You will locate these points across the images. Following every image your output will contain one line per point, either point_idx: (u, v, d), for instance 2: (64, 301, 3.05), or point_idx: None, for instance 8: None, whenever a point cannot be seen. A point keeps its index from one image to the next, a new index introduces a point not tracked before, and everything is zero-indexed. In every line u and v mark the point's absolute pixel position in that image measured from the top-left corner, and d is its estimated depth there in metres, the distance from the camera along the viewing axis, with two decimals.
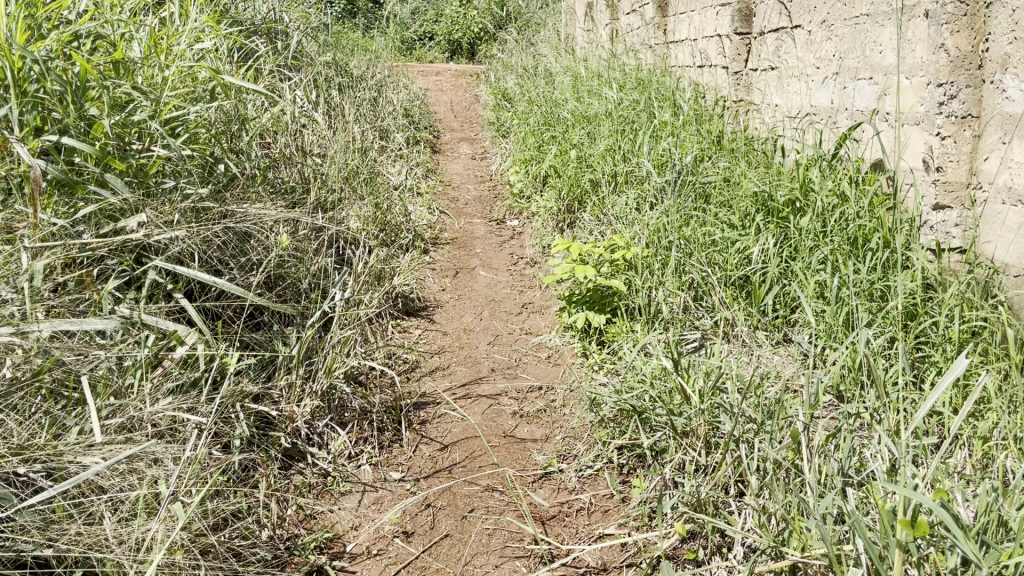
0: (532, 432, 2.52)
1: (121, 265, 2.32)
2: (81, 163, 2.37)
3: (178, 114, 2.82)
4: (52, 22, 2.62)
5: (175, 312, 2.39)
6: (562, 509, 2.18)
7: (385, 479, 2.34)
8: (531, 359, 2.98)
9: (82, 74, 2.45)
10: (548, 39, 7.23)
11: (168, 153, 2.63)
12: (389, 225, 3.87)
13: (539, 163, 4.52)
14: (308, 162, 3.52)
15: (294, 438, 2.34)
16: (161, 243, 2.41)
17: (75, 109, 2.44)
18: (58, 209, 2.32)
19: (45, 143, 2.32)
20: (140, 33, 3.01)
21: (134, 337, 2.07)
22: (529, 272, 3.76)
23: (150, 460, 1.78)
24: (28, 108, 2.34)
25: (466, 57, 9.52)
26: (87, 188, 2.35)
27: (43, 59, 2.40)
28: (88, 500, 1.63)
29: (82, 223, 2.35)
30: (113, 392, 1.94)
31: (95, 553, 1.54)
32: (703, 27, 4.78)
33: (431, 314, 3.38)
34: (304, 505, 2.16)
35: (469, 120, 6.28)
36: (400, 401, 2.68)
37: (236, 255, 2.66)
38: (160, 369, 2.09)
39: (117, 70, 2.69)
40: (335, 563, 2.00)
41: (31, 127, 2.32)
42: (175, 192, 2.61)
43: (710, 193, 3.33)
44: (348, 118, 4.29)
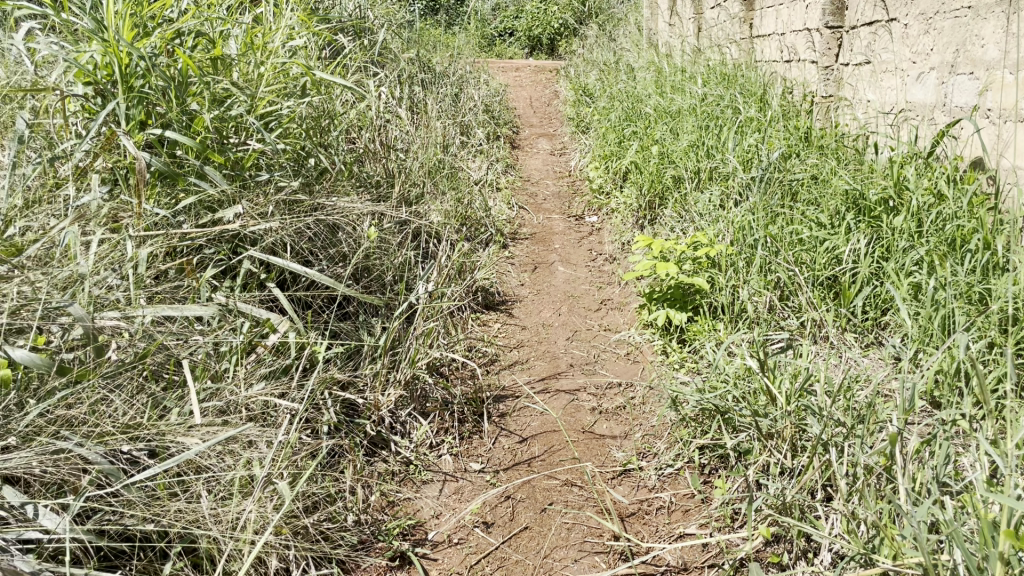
0: (612, 428, 2.52)
1: (218, 254, 2.43)
2: (182, 156, 2.48)
3: (272, 110, 2.91)
4: (157, 20, 2.74)
5: (267, 300, 2.48)
6: (642, 507, 2.17)
7: (465, 469, 2.37)
8: (610, 356, 2.97)
9: (184, 70, 2.55)
10: (629, 34, 7.17)
11: (262, 147, 2.72)
12: (470, 219, 3.92)
13: (620, 159, 4.49)
14: (393, 156, 3.59)
15: (379, 426, 2.39)
16: (257, 235, 2.51)
17: (177, 104, 2.55)
18: (160, 200, 2.43)
19: (149, 137, 2.43)
20: (236, 31, 3.12)
21: (230, 324, 2.16)
22: (609, 269, 3.74)
23: (245, 443, 1.84)
24: (134, 102, 2.47)
25: (546, 53, 9.53)
26: (188, 180, 2.46)
27: (149, 56, 2.51)
28: (188, 480, 1.70)
29: (183, 213, 2.46)
30: (210, 377, 2.02)
31: (195, 530, 1.60)
32: (792, 21, 4.67)
33: (511, 309, 3.40)
34: (387, 492, 2.21)
35: (549, 115, 6.29)
36: (481, 393, 2.71)
37: (326, 246, 2.74)
38: (253, 356, 2.19)
39: (215, 66, 2.80)
40: (418, 549, 2.04)
41: (136, 121, 2.45)
42: (269, 185, 2.70)
43: (797, 190, 3.26)
44: (431, 114, 4.35)
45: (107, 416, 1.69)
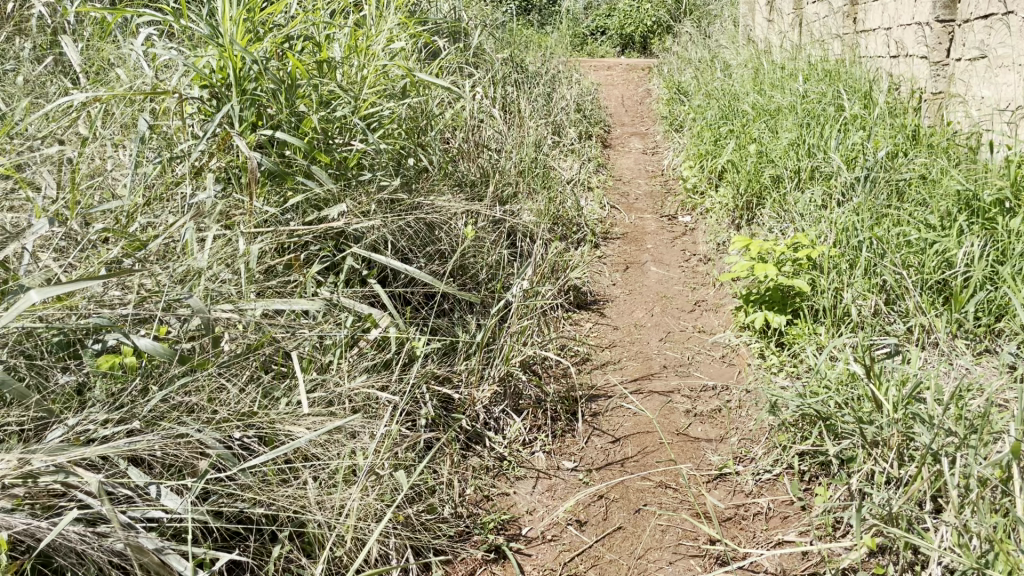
0: (707, 431, 2.49)
1: (323, 251, 2.52)
2: (291, 156, 2.59)
3: (374, 111, 3.00)
4: (268, 25, 2.86)
5: (368, 296, 2.56)
6: (739, 511, 2.14)
7: (558, 467, 2.38)
8: (704, 358, 2.93)
9: (294, 73, 2.66)
10: (724, 30, 7.03)
11: (365, 147, 2.80)
12: (563, 219, 3.92)
13: (716, 158, 4.42)
14: (487, 156, 3.63)
15: (474, 422, 2.43)
16: (359, 232, 2.59)
17: (287, 106, 2.66)
18: (270, 198, 2.55)
19: (260, 138, 2.55)
20: (340, 34, 3.22)
21: (334, 318, 2.23)
22: (703, 270, 3.69)
23: (349, 434, 1.90)
24: (247, 105, 2.59)
25: (639, 51, 9.43)
26: (296, 179, 2.56)
27: (262, 60, 2.63)
28: (295, 467, 1.76)
29: (291, 211, 2.57)
30: (315, 369, 2.10)
31: (301, 515, 1.66)
32: (900, 15, 4.50)
33: (604, 308, 3.40)
34: (482, 486, 2.25)
35: (641, 114, 6.23)
36: (574, 392, 2.71)
37: (425, 244, 2.81)
38: (356, 349, 2.25)
39: (321, 69, 2.90)
40: (512, 544, 2.07)
41: (249, 122, 2.56)
42: (371, 184, 2.78)
43: (904, 190, 3.14)
44: (524, 114, 4.38)
45: (221, 404, 1.76)
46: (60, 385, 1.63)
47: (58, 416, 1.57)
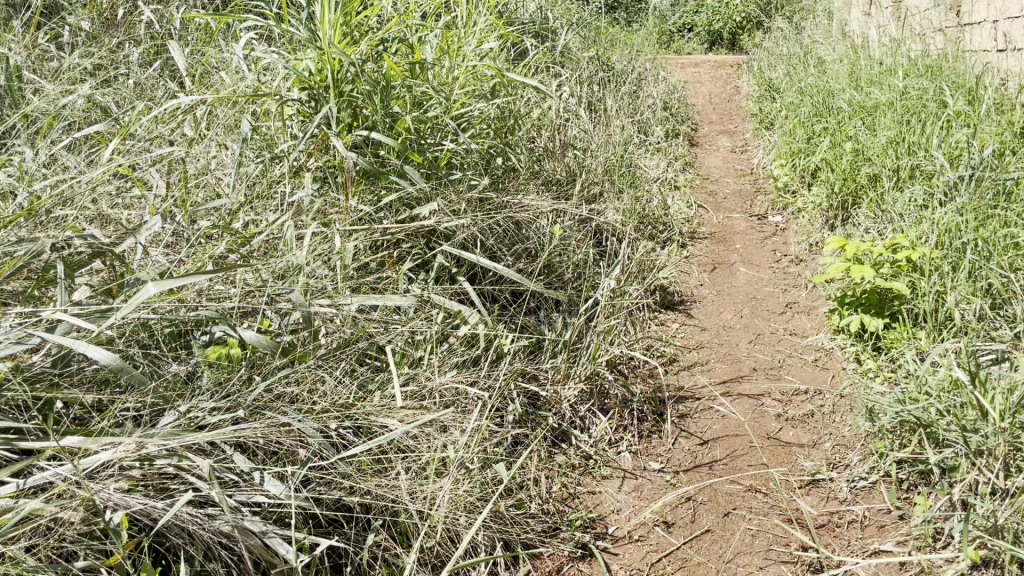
0: (798, 436, 2.43)
1: (414, 249, 2.57)
2: (386, 156, 2.65)
3: (464, 111, 3.05)
4: (364, 28, 2.94)
5: (457, 293, 2.60)
6: (833, 518, 2.09)
7: (645, 468, 2.37)
8: (795, 361, 2.87)
9: (388, 74, 2.73)
10: (818, 25, 6.83)
11: (456, 147, 2.85)
12: (650, 218, 3.89)
13: (809, 156, 4.30)
14: (574, 155, 3.64)
15: (560, 419, 2.43)
16: (449, 230, 2.63)
17: (382, 107, 2.73)
18: (365, 196, 2.62)
19: (356, 138, 2.62)
20: (432, 36, 3.27)
21: (425, 315, 2.28)
22: (794, 271, 3.61)
23: (439, 428, 1.94)
24: (344, 106, 2.67)
25: (727, 48, 9.24)
26: (390, 178, 2.62)
27: (358, 62, 2.70)
28: (388, 458, 1.81)
29: (384, 209, 2.63)
30: (407, 363, 2.15)
31: (394, 506, 1.71)
32: (1008, 7, 4.30)
33: (691, 309, 3.34)
34: (568, 484, 2.25)
35: (729, 112, 6.11)
36: (661, 392, 2.68)
37: (514, 242, 2.83)
38: (447, 345, 2.29)
39: (414, 70, 2.96)
40: (599, 543, 2.07)
41: (345, 123, 2.64)
42: (461, 183, 2.82)
43: (1012, 190, 3.00)
44: (611, 112, 4.36)
45: (320, 395, 1.83)
46: (172, 373, 1.71)
47: (171, 403, 1.64)
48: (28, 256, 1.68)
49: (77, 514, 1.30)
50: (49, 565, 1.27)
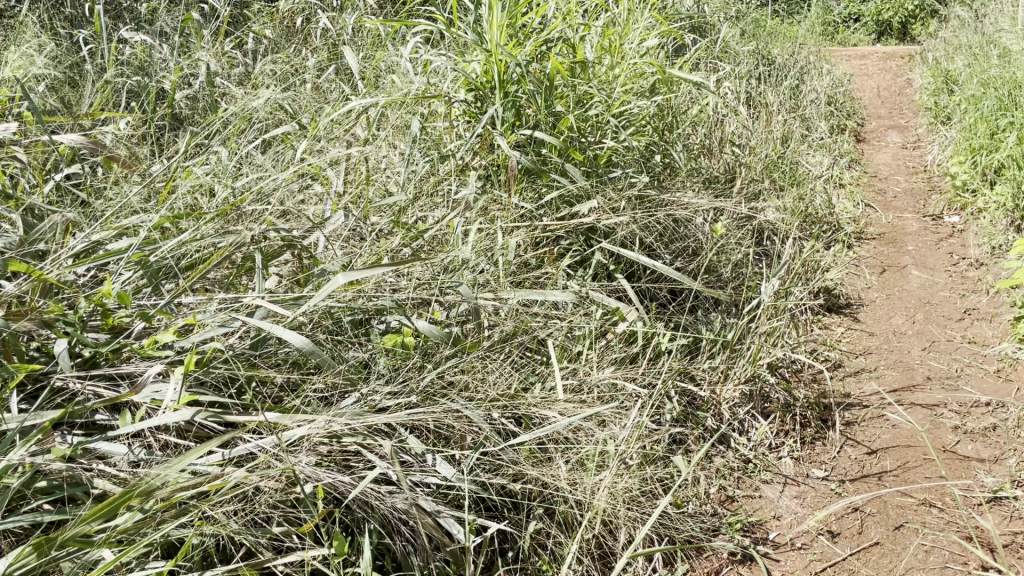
0: (978, 450, 2.29)
1: (573, 246, 2.60)
2: (548, 154, 2.71)
3: (625, 108, 3.05)
4: (529, 29, 3.00)
5: (615, 290, 2.61)
6: (1017, 539, 1.97)
7: (807, 475, 2.29)
8: (975, 371, 2.69)
9: (553, 74, 2.78)
10: (1002, 11, 6.33)
11: (617, 145, 2.86)
12: (813, 216, 3.74)
13: (992, 152, 4.01)
14: (734, 152, 3.55)
15: (718, 421, 2.38)
16: (609, 228, 2.64)
17: (545, 106, 2.78)
18: (526, 194, 2.67)
19: (520, 137, 2.69)
20: (593, 35, 3.30)
21: (585, 311, 2.30)
22: (974, 276, 3.38)
23: (600, 422, 1.97)
24: (509, 105, 2.74)
25: (897, 38, 8.72)
26: (552, 176, 2.67)
27: (524, 63, 2.77)
28: (550, 449, 1.86)
29: (545, 207, 2.68)
30: (568, 358, 2.19)
31: (555, 495, 1.76)
32: None
33: (858, 311, 3.18)
34: (725, 486, 2.21)
35: (899, 105, 5.77)
36: (826, 398, 2.58)
37: (673, 241, 2.81)
38: (605, 341, 2.31)
39: (577, 70, 3.00)
40: (759, 548, 2.04)
41: (510, 122, 2.72)
42: (622, 181, 2.83)
43: None
44: (772, 108, 4.23)
45: (486, 385, 1.90)
46: (352, 358, 1.83)
47: (352, 386, 1.76)
48: (231, 248, 1.84)
49: (277, 485, 1.42)
50: (250, 528, 1.40)
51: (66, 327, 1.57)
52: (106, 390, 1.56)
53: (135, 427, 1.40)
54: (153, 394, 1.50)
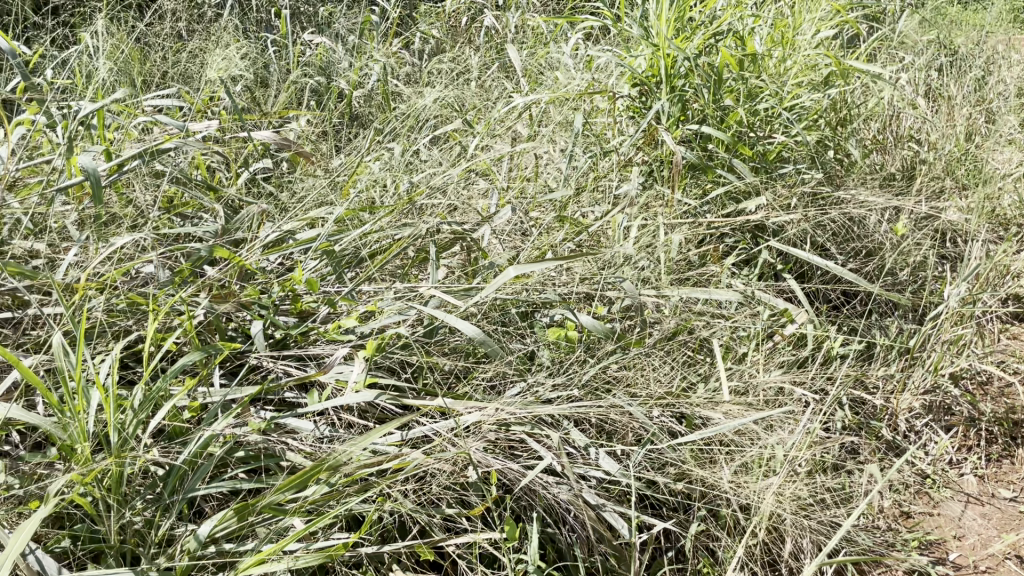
0: None
1: (738, 244, 2.54)
2: (715, 150, 2.65)
3: (796, 102, 2.94)
4: (697, 22, 2.95)
5: (783, 290, 2.51)
6: None
7: (993, 495, 2.16)
8: None
9: (723, 67, 2.72)
10: None
11: (788, 140, 2.75)
12: (1001, 217, 3.45)
13: None
14: (914, 147, 3.34)
15: (893, 432, 2.26)
16: (778, 227, 2.55)
17: (714, 101, 2.72)
18: (691, 190, 2.63)
19: (686, 132, 2.66)
20: (764, 26, 3.19)
21: (751, 311, 2.23)
22: None
23: (766, 426, 1.90)
24: (676, 100, 2.71)
25: None
26: (717, 172, 2.61)
27: (693, 56, 2.73)
28: (715, 450, 1.82)
29: (710, 203, 2.61)
30: (733, 358, 2.12)
31: (719, 498, 1.72)
32: None
33: None
34: (902, 501, 2.08)
35: None
36: (1016, 413, 2.38)
37: (846, 241, 2.69)
38: (771, 342, 2.22)
39: (747, 63, 2.92)
40: (938, 568, 1.92)
41: (676, 117, 2.68)
42: (792, 177, 2.72)
43: None
44: (957, 100, 3.93)
45: (651, 382, 1.88)
46: (518, 350, 1.86)
47: (519, 376, 1.79)
48: (409, 239, 1.95)
49: (449, 469, 1.47)
50: (425, 509, 1.45)
51: (261, 310, 1.71)
52: (294, 369, 1.69)
53: (322, 406, 1.49)
54: (338, 375, 1.61)
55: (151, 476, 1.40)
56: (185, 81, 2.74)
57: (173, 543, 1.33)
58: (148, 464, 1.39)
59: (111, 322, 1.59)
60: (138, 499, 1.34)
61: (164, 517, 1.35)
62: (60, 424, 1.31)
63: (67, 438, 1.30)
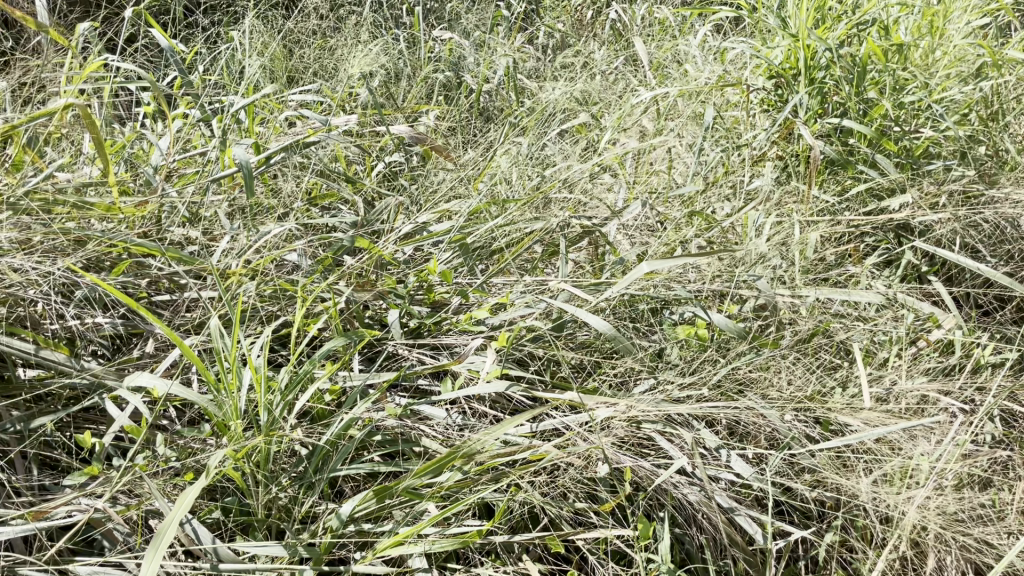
0: None
1: (880, 243, 2.44)
2: (856, 145, 2.53)
3: (947, 94, 2.77)
4: (840, 12, 2.83)
5: (927, 293, 2.38)
6: None
7: None
8: None
9: (868, 58, 2.60)
10: None
11: (937, 134, 2.59)
12: None
13: None
14: None
15: None
16: (924, 227, 2.42)
17: (857, 94, 2.60)
18: (829, 187, 2.53)
19: (826, 126, 2.56)
20: (913, 15, 3.02)
21: (894, 314, 2.12)
22: None
23: (911, 436, 1.80)
24: (816, 93, 2.61)
25: None
26: (858, 168, 2.50)
27: (834, 47, 2.62)
28: (854, 458, 1.74)
29: (850, 200, 2.50)
30: (873, 363, 2.03)
31: (857, 508, 1.65)
32: None
33: None
34: None
35: None
36: None
37: (1007, 240, 2.42)
38: (915, 348, 2.08)
39: (894, 53, 2.77)
40: None
41: (814, 111, 2.58)
42: (942, 172, 2.56)
43: None
44: None
45: (786, 385, 1.82)
46: (648, 346, 1.85)
47: (648, 374, 1.78)
48: (540, 233, 1.97)
49: (580, 464, 1.47)
50: (555, 501, 1.46)
51: (397, 300, 1.76)
52: (428, 358, 1.74)
53: (455, 395, 1.53)
54: (470, 365, 1.64)
55: (296, 455, 1.46)
56: (324, 77, 2.85)
57: (316, 520, 1.39)
58: (294, 443, 1.45)
59: (260, 308, 1.68)
60: (285, 476, 1.40)
61: (307, 495, 1.41)
62: (216, 402, 1.38)
63: (222, 416, 1.38)
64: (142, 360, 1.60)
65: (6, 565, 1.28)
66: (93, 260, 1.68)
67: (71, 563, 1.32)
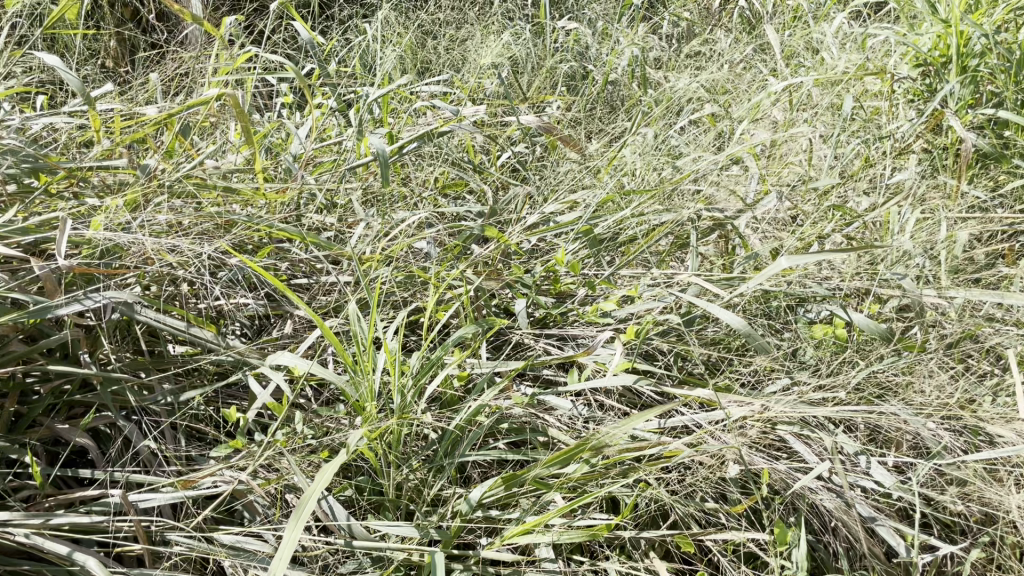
0: None
1: None
2: (1013, 137, 2.36)
3: None
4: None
5: None
6: None
7: None
8: None
9: None
10: None
11: None
12: None
13: None
14: None
15: None
16: None
17: (1015, 83, 2.43)
18: (981, 181, 2.37)
19: (979, 117, 2.40)
20: None
21: None
22: None
23: None
24: (968, 82, 2.45)
25: None
26: (1015, 162, 2.33)
27: (991, 33, 2.46)
28: (1006, 471, 1.62)
29: (1003, 196, 2.34)
30: None
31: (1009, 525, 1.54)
32: None
33: None
34: None
35: None
36: None
37: None
38: None
39: None
40: None
41: (966, 101, 2.42)
42: None
43: None
44: None
45: (932, 390, 1.72)
46: (782, 345, 1.78)
47: (781, 373, 1.72)
48: (671, 225, 1.93)
49: (710, 462, 1.43)
50: (684, 499, 1.43)
51: (525, 289, 1.77)
52: (554, 348, 1.74)
53: (583, 386, 1.51)
54: (598, 357, 1.62)
55: (425, 439, 1.49)
56: (453, 67, 2.88)
57: (443, 504, 1.41)
58: (424, 427, 1.48)
59: (393, 294, 1.72)
60: (415, 459, 1.43)
61: (436, 479, 1.44)
62: (353, 382, 1.42)
63: (358, 396, 1.41)
64: (282, 341, 1.66)
65: (157, 530, 1.36)
66: (239, 243, 1.75)
67: (215, 531, 1.39)
